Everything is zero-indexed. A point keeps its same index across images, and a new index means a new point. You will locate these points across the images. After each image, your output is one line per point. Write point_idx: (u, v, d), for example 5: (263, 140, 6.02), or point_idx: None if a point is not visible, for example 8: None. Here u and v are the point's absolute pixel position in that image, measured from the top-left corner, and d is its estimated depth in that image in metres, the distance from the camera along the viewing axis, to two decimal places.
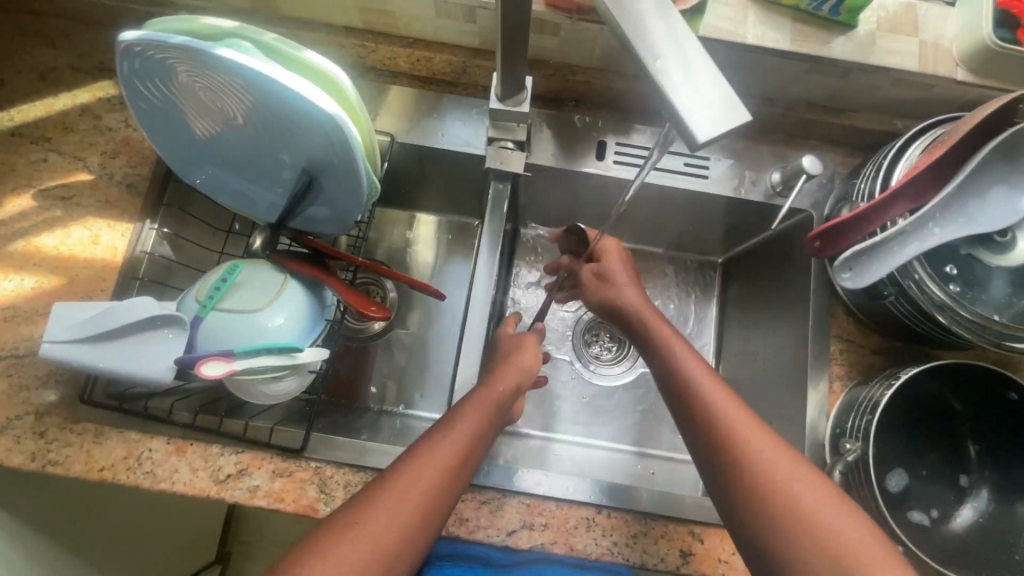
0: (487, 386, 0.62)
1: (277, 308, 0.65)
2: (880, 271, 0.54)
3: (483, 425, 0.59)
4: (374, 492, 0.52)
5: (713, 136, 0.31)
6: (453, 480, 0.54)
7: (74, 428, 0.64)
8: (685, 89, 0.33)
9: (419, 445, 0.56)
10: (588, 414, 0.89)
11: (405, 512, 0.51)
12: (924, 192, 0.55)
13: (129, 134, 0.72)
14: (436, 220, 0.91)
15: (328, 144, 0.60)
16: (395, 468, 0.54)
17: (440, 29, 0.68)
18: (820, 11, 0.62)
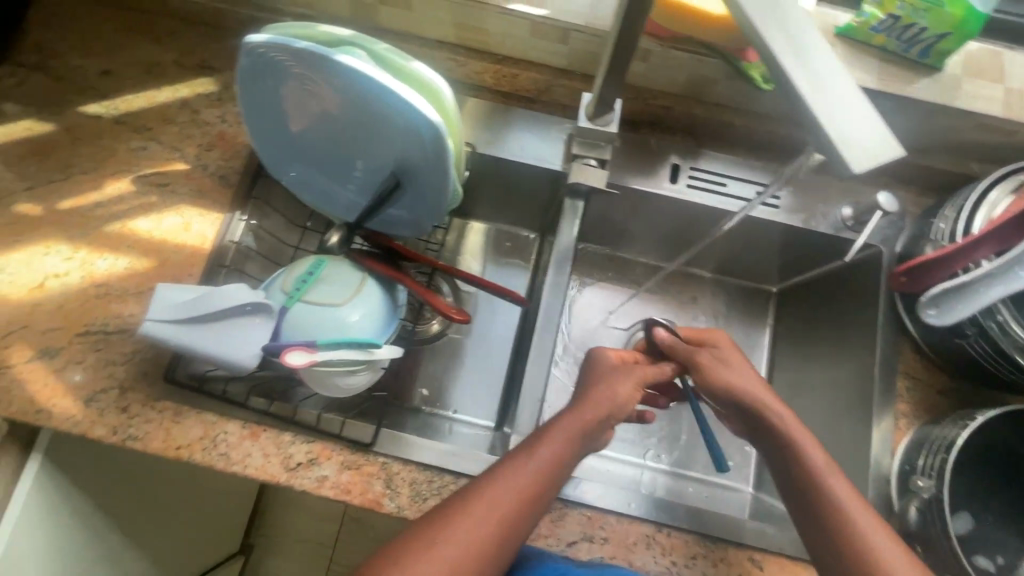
0: (576, 412, 0.61)
1: (355, 304, 0.67)
2: (965, 311, 0.54)
3: (567, 450, 0.59)
4: (455, 511, 0.54)
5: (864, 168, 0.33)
6: (531, 504, 0.55)
7: (155, 405, 0.66)
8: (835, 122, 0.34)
9: (500, 466, 0.57)
10: (634, 432, 0.89)
11: (480, 534, 0.53)
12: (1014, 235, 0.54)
13: (225, 129, 0.76)
14: (487, 228, 0.91)
15: (422, 150, 0.63)
16: (475, 489, 0.55)
17: (531, 49, 0.70)
18: (907, 52, 0.64)
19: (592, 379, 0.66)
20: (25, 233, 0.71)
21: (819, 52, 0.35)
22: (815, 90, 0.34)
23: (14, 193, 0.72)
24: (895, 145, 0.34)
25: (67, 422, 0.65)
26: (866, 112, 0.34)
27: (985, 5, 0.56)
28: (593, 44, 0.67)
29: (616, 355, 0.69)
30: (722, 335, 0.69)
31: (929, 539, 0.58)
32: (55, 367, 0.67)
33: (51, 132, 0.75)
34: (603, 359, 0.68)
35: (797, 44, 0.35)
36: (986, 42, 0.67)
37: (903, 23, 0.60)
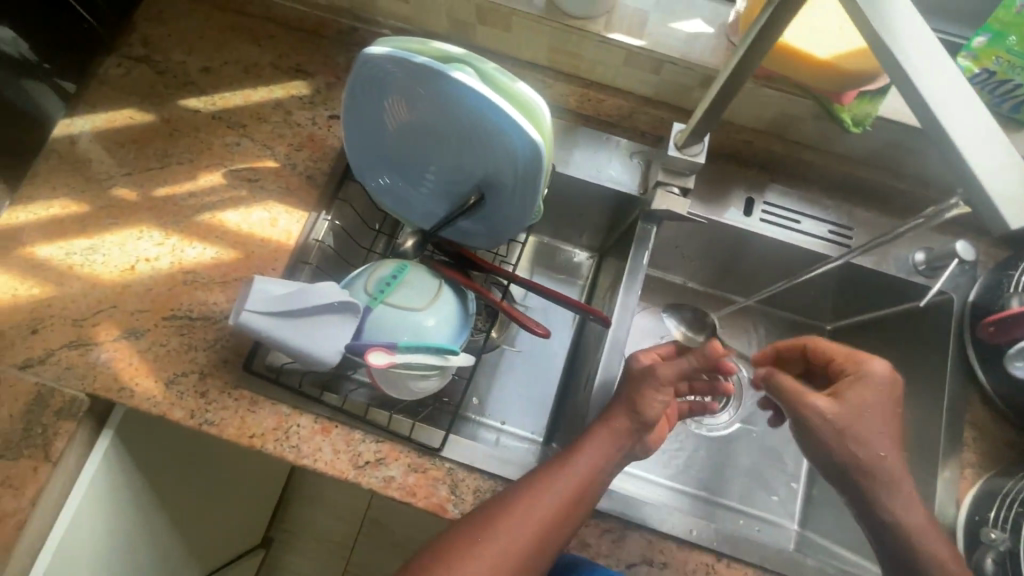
0: (614, 423, 0.65)
1: (432, 310, 0.68)
2: None
3: (606, 458, 0.63)
4: (495, 512, 0.59)
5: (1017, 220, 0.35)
6: (572, 509, 0.60)
7: (233, 393, 0.68)
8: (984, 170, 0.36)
9: (541, 473, 0.62)
10: (681, 460, 0.89)
11: (525, 537, 0.58)
12: None
13: (315, 131, 0.79)
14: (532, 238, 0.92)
15: (514, 166, 0.65)
16: (520, 494, 0.60)
17: (621, 76, 0.72)
18: (999, 107, 0.67)
19: (626, 386, 0.68)
20: (121, 216, 0.74)
21: (971, 98, 0.37)
22: (968, 145, 0.36)
23: (113, 177, 0.75)
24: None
25: (147, 402, 0.67)
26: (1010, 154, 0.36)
27: None
28: (685, 77, 0.69)
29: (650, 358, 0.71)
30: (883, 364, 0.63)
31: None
32: (140, 347, 0.69)
33: (151, 122, 0.78)
34: (637, 362, 0.70)
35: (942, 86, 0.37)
36: None
37: (999, 78, 0.65)
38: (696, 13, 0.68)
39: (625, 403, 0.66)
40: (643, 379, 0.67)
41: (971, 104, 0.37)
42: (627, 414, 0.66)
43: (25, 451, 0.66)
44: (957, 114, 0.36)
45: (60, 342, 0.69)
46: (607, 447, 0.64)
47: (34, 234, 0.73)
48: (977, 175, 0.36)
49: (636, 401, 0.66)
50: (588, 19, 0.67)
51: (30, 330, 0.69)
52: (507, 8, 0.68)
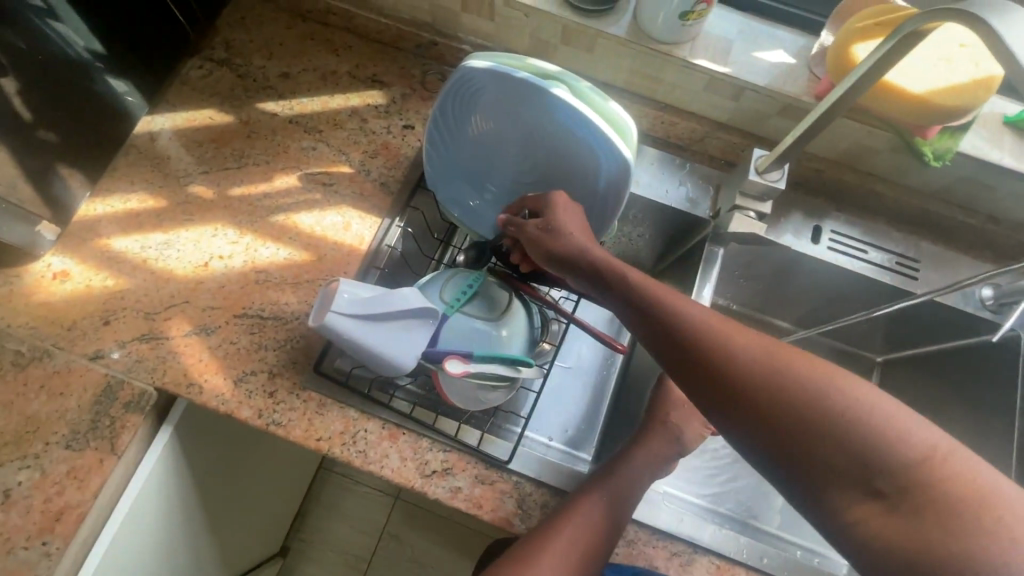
0: (650, 444, 0.69)
1: (506, 321, 0.69)
2: None
3: (638, 478, 0.65)
4: (534, 542, 0.57)
5: None
6: (605, 533, 0.60)
7: (300, 394, 0.68)
8: None
9: (578, 493, 0.63)
10: (730, 484, 0.88)
11: (567, 557, 0.57)
12: None
13: (390, 140, 0.80)
14: None
15: (595, 182, 0.66)
16: (564, 513, 0.60)
17: (698, 101, 0.74)
18: None
19: (661, 406, 0.73)
20: (195, 212, 0.75)
21: None
22: None
23: (191, 175, 0.77)
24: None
25: (216, 398, 0.67)
26: None
27: None
28: (765, 104, 0.70)
29: None
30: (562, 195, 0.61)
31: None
32: (210, 344, 0.69)
33: (230, 122, 0.80)
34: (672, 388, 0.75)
35: None
36: None
37: None
38: (779, 44, 0.69)
39: (665, 428, 0.71)
40: (689, 411, 0.73)
41: None
42: (661, 433, 0.70)
43: (91, 442, 0.65)
44: None
45: (131, 334, 0.69)
46: (642, 474, 0.66)
47: (110, 226, 0.73)
48: None
49: (667, 419, 0.72)
50: (674, 45, 0.68)
51: (102, 321, 0.69)
52: (595, 30, 0.69)
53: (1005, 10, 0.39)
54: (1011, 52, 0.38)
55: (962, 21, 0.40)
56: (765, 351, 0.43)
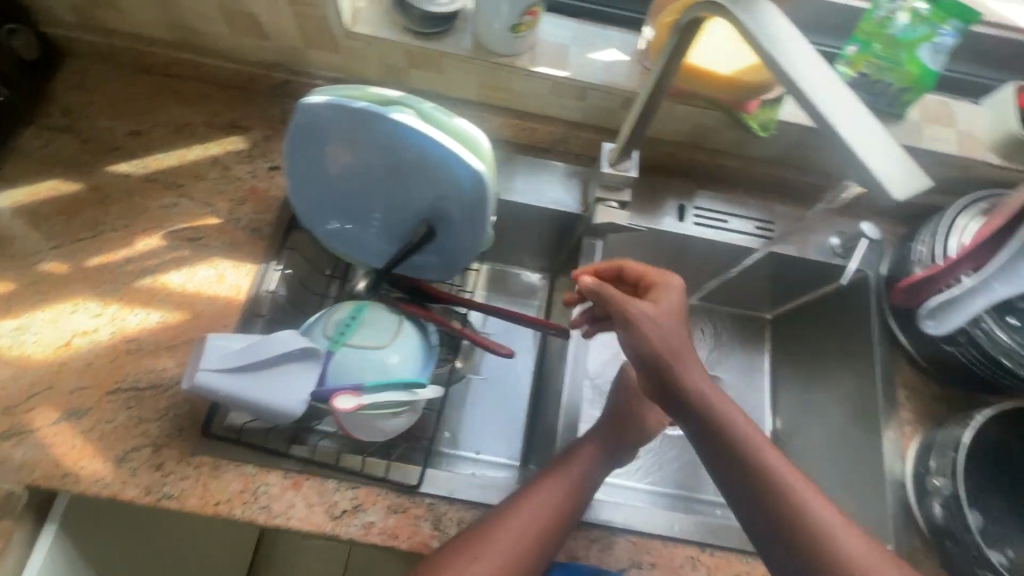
0: (606, 428, 0.71)
1: (397, 346, 0.69)
2: (959, 321, 0.67)
3: (598, 466, 0.67)
4: (492, 521, 0.60)
5: (905, 196, 0.37)
6: (566, 514, 0.62)
7: (191, 461, 0.65)
8: (872, 156, 0.38)
9: (533, 484, 0.64)
10: (656, 460, 0.92)
11: (521, 538, 0.59)
12: (985, 257, 0.65)
13: (256, 184, 0.78)
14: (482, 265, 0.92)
15: (459, 200, 0.68)
16: (527, 490, 0.63)
17: (550, 105, 0.77)
18: (878, 106, 0.73)
19: (621, 394, 0.74)
20: (50, 291, 0.70)
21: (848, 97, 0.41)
22: (854, 138, 0.39)
23: (40, 252, 0.72)
24: (921, 171, 0.38)
25: (96, 485, 0.63)
26: (890, 148, 0.39)
27: (935, 65, 0.68)
28: (609, 100, 0.74)
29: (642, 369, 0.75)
30: (674, 284, 0.63)
31: (954, 534, 0.63)
32: (83, 428, 0.65)
33: (79, 191, 0.75)
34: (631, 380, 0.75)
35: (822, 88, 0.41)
36: (936, 94, 0.77)
37: (871, 80, 0.71)
38: (610, 44, 0.74)
39: (629, 418, 0.71)
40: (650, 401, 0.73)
41: (851, 103, 0.40)
42: (624, 423, 0.71)
43: None
44: (842, 113, 0.40)
45: None
46: (617, 448, 0.70)
47: None
48: (866, 163, 0.38)
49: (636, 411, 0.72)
50: (513, 56, 0.71)
51: None
52: (437, 50, 0.71)
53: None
54: (753, 35, 0.43)
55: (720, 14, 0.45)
56: (808, 496, 0.53)
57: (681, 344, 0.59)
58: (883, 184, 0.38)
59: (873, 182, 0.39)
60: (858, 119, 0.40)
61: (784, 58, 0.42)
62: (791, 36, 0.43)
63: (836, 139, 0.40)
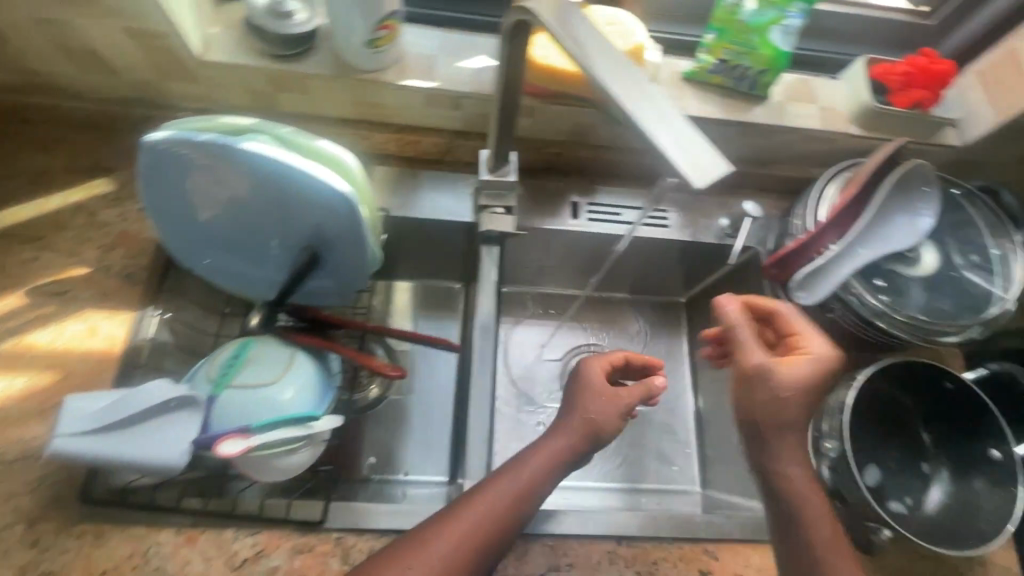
0: (557, 434, 0.65)
1: (288, 380, 0.66)
2: (829, 287, 0.69)
3: (550, 472, 0.62)
4: (439, 523, 0.56)
5: (705, 182, 0.37)
6: (519, 508, 0.59)
7: (72, 531, 0.60)
8: (673, 145, 0.39)
9: (470, 494, 0.59)
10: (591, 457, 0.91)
11: (466, 541, 0.55)
12: (847, 223, 0.69)
13: (128, 227, 0.74)
14: (410, 286, 0.91)
15: (335, 222, 0.66)
16: (480, 487, 0.59)
17: (429, 116, 0.76)
18: (740, 87, 0.76)
19: (577, 398, 0.68)
20: None
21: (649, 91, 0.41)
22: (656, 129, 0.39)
23: None
24: (721, 156, 0.38)
25: None
26: (693, 137, 0.39)
27: (787, 46, 0.70)
28: (483, 108, 0.74)
29: (600, 365, 0.70)
30: (819, 344, 0.61)
31: (844, 492, 0.67)
32: None
33: None
34: (591, 378, 0.69)
35: (624, 82, 0.42)
36: (798, 73, 0.81)
37: (731, 65, 0.73)
38: (477, 51, 0.74)
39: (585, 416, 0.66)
40: (606, 399, 0.67)
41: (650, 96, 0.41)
42: (578, 428, 0.65)
43: None
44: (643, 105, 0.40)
45: None
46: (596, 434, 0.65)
47: None
48: (667, 152, 0.38)
49: (589, 414, 0.66)
50: (378, 71, 0.70)
51: None
52: (297, 71, 0.69)
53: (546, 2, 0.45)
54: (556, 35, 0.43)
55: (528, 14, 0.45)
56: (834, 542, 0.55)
57: (785, 394, 0.59)
58: (684, 170, 0.38)
59: (677, 168, 0.38)
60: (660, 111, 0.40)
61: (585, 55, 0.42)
62: (590, 39, 0.44)
63: (639, 130, 0.39)
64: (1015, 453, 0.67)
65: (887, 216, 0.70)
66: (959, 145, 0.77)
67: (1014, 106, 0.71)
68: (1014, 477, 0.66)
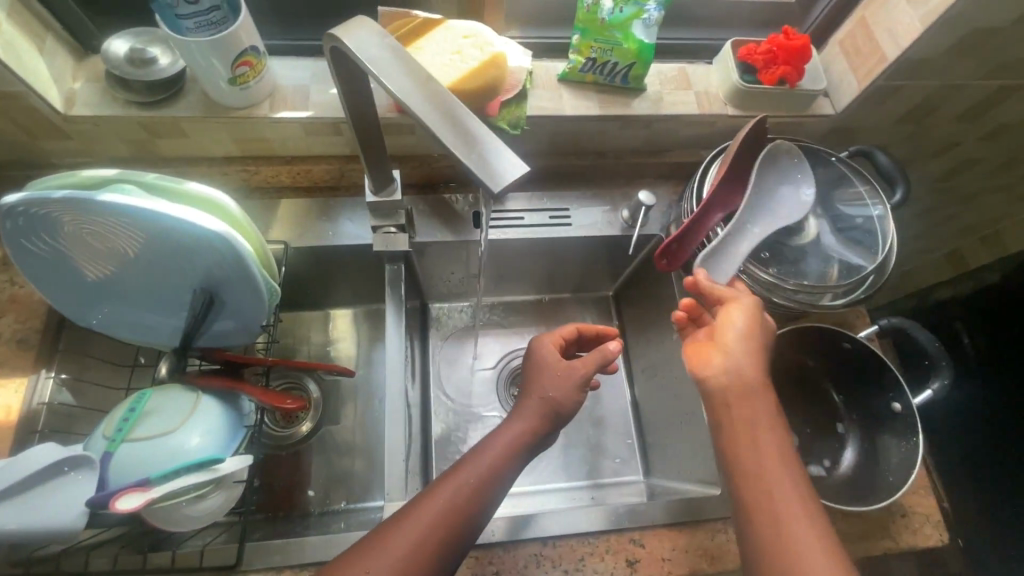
0: (517, 418, 0.64)
1: (192, 427, 0.65)
2: (730, 265, 0.69)
3: (511, 459, 0.61)
4: (415, 505, 0.55)
5: (500, 187, 0.40)
6: (489, 490, 0.58)
7: None
8: (473, 153, 0.42)
9: (433, 487, 0.57)
10: (539, 461, 0.90)
11: (443, 519, 0.54)
12: (729, 201, 0.73)
13: (17, 291, 0.73)
14: (351, 313, 0.96)
15: (222, 263, 0.64)
16: (454, 468, 0.59)
17: (313, 145, 0.77)
18: (614, 82, 0.78)
19: (533, 380, 0.67)
20: None
21: (448, 102, 0.44)
22: (456, 142, 0.42)
23: None
24: (517, 160, 0.41)
25: None
26: (494, 146, 0.42)
27: (650, 39, 0.72)
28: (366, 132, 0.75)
29: (552, 343, 0.69)
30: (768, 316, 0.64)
31: None
32: None
33: None
34: (544, 353, 0.68)
35: (431, 96, 0.44)
36: (674, 62, 0.84)
37: (600, 62, 0.75)
38: None
39: (539, 398, 0.65)
40: (560, 372, 0.66)
41: (452, 109, 0.43)
42: (535, 409, 0.64)
43: None
44: (442, 122, 0.43)
45: None
46: (558, 410, 0.64)
47: None
48: (462, 160, 0.41)
49: (545, 393, 0.65)
50: (252, 106, 0.71)
51: None
52: (167, 116, 0.69)
53: (352, 25, 0.46)
54: (362, 60, 0.45)
55: (336, 40, 0.46)
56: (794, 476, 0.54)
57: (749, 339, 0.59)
58: (484, 177, 0.41)
59: (479, 178, 0.41)
60: (472, 125, 0.42)
61: (389, 78, 0.44)
62: (399, 57, 0.45)
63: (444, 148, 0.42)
64: (913, 404, 0.68)
65: (771, 194, 0.73)
66: (833, 114, 0.81)
67: (871, 72, 0.74)
68: (912, 427, 0.67)
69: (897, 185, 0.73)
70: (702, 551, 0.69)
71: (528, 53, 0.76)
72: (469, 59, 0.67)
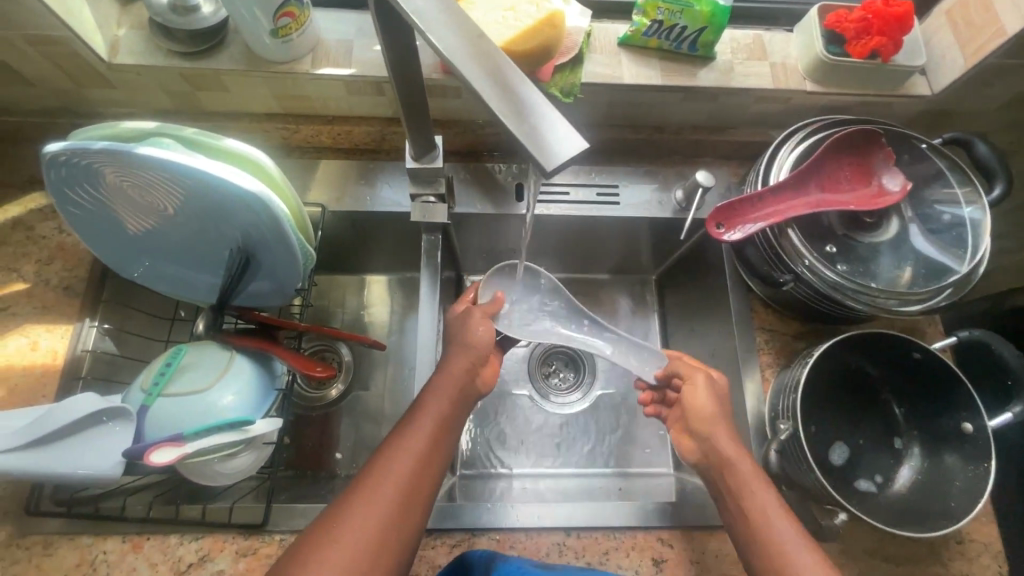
0: (447, 369, 0.65)
1: (225, 385, 0.65)
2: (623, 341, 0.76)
3: (455, 395, 0.62)
4: (384, 451, 0.57)
5: (555, 166, 0.36)
6: (449, 424, 0.61)
7: (22, 543, 0.62)
8: (527, 125, 0.37)
9: (400, 434, 0.58)
10: (565, 445, 0.88)
11: (415, 461, 0.56)
12: (819, 203, 0.65)
13: (65, 239, 0.75)
14: (387, 280, 0.94)
15: (259, 224, 0.62)
16: (416, 407, 0.61)
17: (355, 105, 0.75)
18: (680, 49, 0.71)
19: (454, 334, 0.70)
20: None
21: (502, 63, 0.39)
22: (509, 113, 0.37)
23: None
24: (576, 136, 0.37)
25: None
26: (555, 121, 0.37)
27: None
28: None
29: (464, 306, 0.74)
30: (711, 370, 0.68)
31: (790, 478, 0.65)
32: None
33: None
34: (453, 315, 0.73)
35: (482, 55, 0.39)
36: (749, 28, 0.76)
37: (667, 25, 0.68)
38: None
39: (464, 347, 0.67)
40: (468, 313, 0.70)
41: (503, 73, 0.39)
42: (463, 351, 0.67)
43: None
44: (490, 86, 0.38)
45: None
46: (479, 347, 0.67)
47: None
48: (516, 133, 0.37)
49: (466, 340, 0.68)
50: (293, 61, 0.67)
51: None
52: (209, 69, 0.67)
53: None
54: (405, 11, 0.41)
55: None
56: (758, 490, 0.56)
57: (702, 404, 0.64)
58: (537, 156, 0.36)
59: (532, 155, 0.37)
60: (524, 89, 0.38)
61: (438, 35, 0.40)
62: (446, 9, 0.41)
63: (495, 117, 0.38)
64: (988, 427, 0.62)
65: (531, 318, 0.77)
66: (929, 95, 0.71)
67: (983, 49, 0.64)
68: (984, 452, 0.62)
69: (995, 183, 0.64)
70: (733, 558, 0.66)
71: (587, 12, 0.70)
72: (522, 17, 0.61)
